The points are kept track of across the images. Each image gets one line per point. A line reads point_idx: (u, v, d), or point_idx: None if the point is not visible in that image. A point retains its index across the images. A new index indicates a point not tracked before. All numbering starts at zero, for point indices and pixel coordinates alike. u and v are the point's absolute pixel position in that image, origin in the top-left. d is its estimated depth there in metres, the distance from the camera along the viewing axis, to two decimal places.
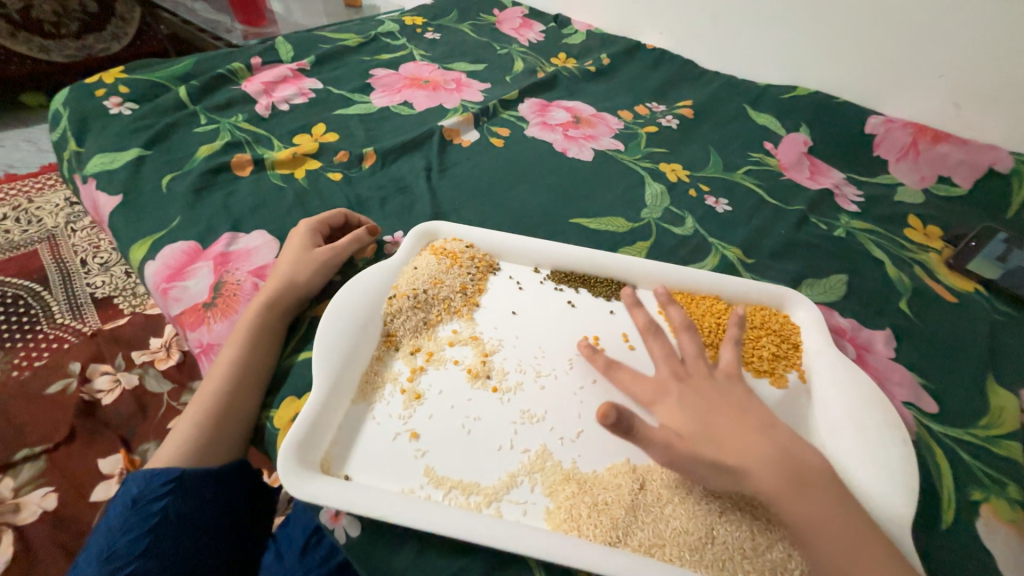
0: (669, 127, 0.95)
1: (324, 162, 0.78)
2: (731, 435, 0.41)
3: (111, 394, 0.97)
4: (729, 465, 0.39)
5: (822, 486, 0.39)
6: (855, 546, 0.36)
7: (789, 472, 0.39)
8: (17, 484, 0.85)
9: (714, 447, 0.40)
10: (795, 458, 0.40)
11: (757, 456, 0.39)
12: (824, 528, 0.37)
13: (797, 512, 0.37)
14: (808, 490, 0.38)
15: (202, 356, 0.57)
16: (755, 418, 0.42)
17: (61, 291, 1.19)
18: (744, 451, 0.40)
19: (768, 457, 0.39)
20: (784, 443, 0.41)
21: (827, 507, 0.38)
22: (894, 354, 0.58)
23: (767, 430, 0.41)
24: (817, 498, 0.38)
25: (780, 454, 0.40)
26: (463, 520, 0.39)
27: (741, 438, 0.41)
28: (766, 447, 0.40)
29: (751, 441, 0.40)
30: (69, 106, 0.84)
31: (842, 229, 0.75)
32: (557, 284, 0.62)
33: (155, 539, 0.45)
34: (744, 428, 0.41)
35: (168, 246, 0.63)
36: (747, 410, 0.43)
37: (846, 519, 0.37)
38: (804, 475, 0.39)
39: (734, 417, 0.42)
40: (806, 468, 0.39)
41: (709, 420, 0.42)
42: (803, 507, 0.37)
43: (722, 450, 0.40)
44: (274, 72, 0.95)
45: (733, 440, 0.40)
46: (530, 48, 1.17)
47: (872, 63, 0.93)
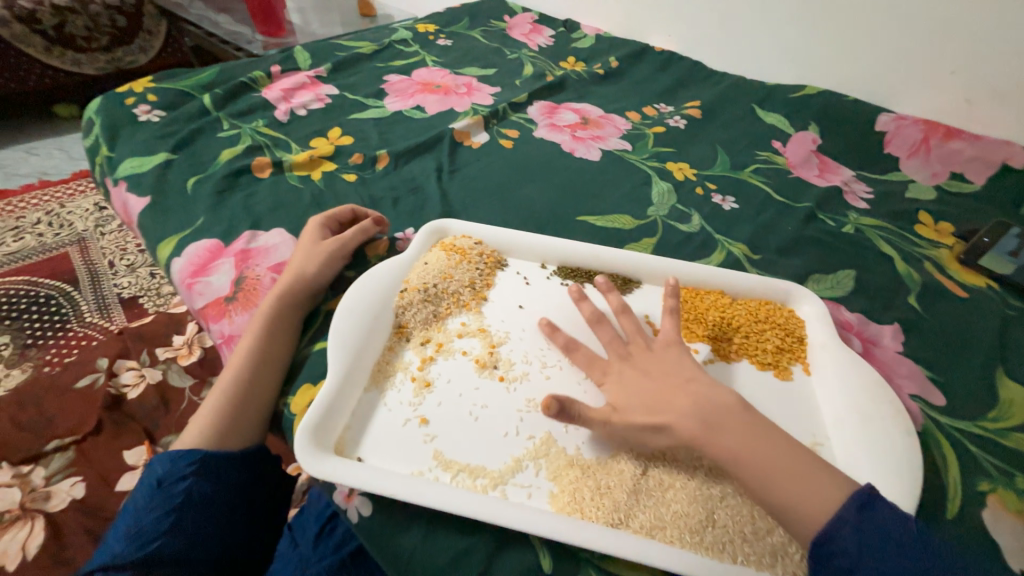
0: (676, 127, 0.96)
1: (339, 164, 0.81)
2: (656, 393, 0.45)
3: (136, 388, 1.01)
4: (653, 423, 0.43)
5: (737, 423, 0.42)
6: (780, 471, 0.39)
7: (705, 419, 0.42)
8: (48, 473, 0.89)
9: (639, 408, 0.44)
10: (709, 406, 0.43)
11: (678, 410, 0.43)
12: (750, 463, 0.40)
13: (719, 451, 0.41)
14: (723, 432, 0.41)
15: (223, 347, 0.59)
16: (678, 376, 0.46)
17: (90, 291, 1.24)
18: (666, 404, 0.44)
19: (684, 408, 0.43)
20: (696, 392, 0.44)
21: (749, 444, 0.40)
22: (902, 348, 0.58)
23: (686, 385, 0.45)
24: (739, 437, 0.41)
25: (694, 403, 0.43)
26: (469, 500, 0.40)
27: (662, 395, 0.45)
28: (683, 401, 0.44)
29: (672, 400, 0.44)
30: (101, 114, 0.88)
31: (851, 226, 0.75)
32: (563, 279, 0.64)
33: (179, 517, 0.47)
34: (668, 388, 0.45)
35: (192, 243, 0.67)
36: (672, 369, 0.47)
37: (768, 447, 0.40)
38: (717, 417, 0.42)
39: (660, 377, 0.46)
40: (719, 410, 0.43)
41: (635, 384, 0.46)
42: (723, 446, 0.40)
43: (649, 410, 0.44)
44: (293, 80, 0.99)
45: (653, 398, 0.44)
46: (540, 52, 1.20)
47: (883, 60, 0.93)
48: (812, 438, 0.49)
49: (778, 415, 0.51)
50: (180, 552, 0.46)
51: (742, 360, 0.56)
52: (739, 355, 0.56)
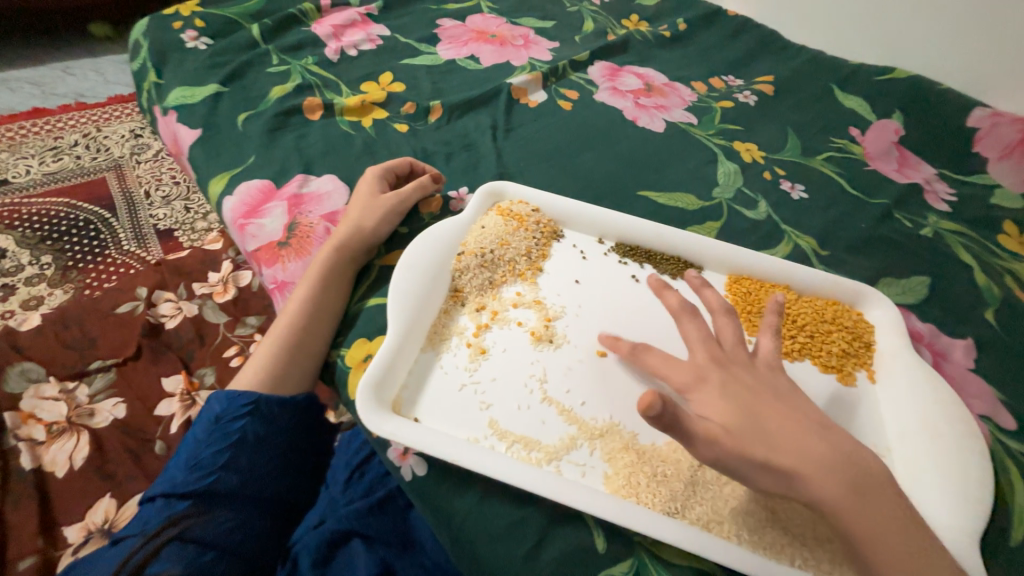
0: (746, 104, 0.89)
1: (391, 112, 0.77)
2: (781, 430, 0.36)
3: (174, 319, 1.01)
4: (781, 466, 0.35)
5: (880, 494, 0.35)
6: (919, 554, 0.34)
7: (850, 478, 0.35)
8: (92, 392, 0.90)
9: (764, 442, 0.36)
10: (853, 463, 0.36)
11: (817, 459, 0.35)
12: (891, 538, 0.34)
13: (859, 518, 0.34)
14: (868, 499, 0.35)
15: (275, 293, 0.59)
16: (809, 414, 0.38)
17: (128, 220, 1.25)
18: (799, 449, 0.36)
19: (829, 462, 0.35)
20: (839, 440, 0.37)
21: (892, 522, 0.35)
22: (974, 365, 0.55)
23: (823, 430, 0.37)
24: (880, 509, 0.35)
25: (839, 457, 0.36)
26: (526, 472, 0.40)
27: (791, 434, 0.36)
28: (825, 450, 0.36)
29: (806, 441, 0.36)
30: (148, 37, 0.85)
31: (929, 229, 0.70)
32: (622, 257, 0.61)
33: (234, 455, 0.48)
34: (797, 425, 0.37)
35: (244, 183, 0.65)
36: (797, 403, 0.38)
37: (907, 522, 0.35)
38: (865, 481, 0.35)
39: (785, 412, 0.37)
40: (865, 470, 0.36)
41: (756, 407, 0.37)
42: (866, 513, 0.34)
43: (776, 448, 0.36)
44: (343, 16, 0.93)
45: (783, 436, 0.36)
46: (602, 7, 1.11)
47: (989, 46, 0.84)
48: (870, 446, 0.48)
49: (838, 420, 0.50)
50: (233, 488, 0.48)
51: (803, 360, 0.54)
52: (802, 354, 0.54)
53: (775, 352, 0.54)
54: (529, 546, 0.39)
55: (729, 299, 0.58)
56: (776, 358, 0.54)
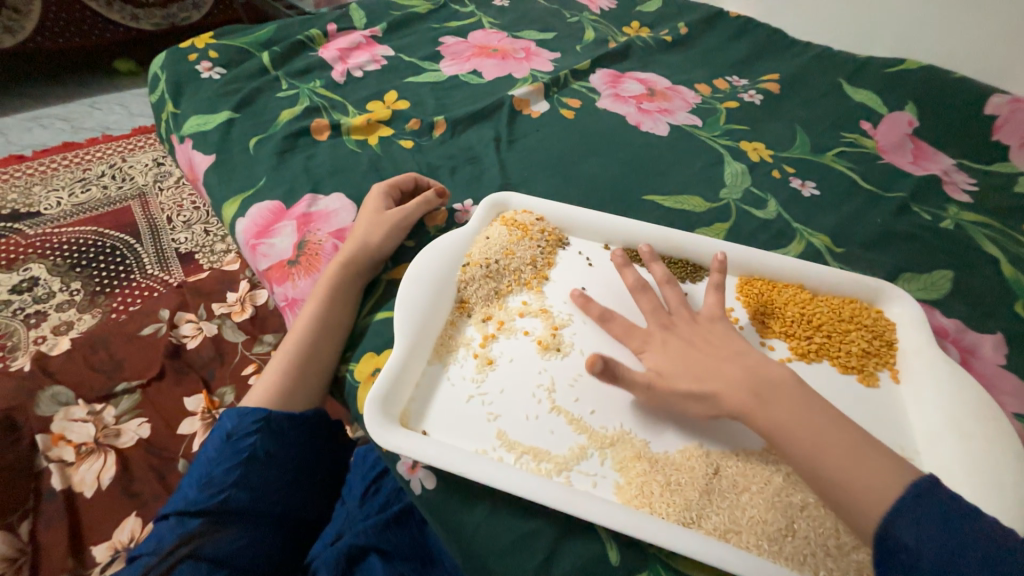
0: (751, 103, 0.88)
1: (396, 130, 0.79)
2: (704, 364, 0.44)
3: (195, 339, 1.04)
4: (702, 393, 0.42)
5: (788, 398, 0.40)
6: (836, 444, 0.37)
7: (752, 388, 0.41)
8: (118, 412, 0.93)
9: (686, 374, 0.44)
10: (759, 376, 0.42)
11: (729, 382, 0.42)
12: (799, 434, 0.38)
13: (767, 420, 0.39)
14: (774, 401, 0.40)
15: (286, 310, 0.60)
16: (729, 347, 0.45)
17: (151, 245, 1.30)
18: (717, 373, 0.43)
19: (737, 381, 0.42)
20: (750, 363, 0.43)
21: (804, 421, 0.39)
22: (1005, 361, 0.53)
23: (740, 356, 0.44)
24: (794, 409, 0.39)
25: (749, 373, 0.42)
26: (535, 483, 0.40)
27: (710, 365, 0.43)
28: (736, 370, 0.43)
29: (719, 368, 0.43)
30: (166, 70, 0.89)
31: (950, 221, 0.68)
32: (628, 262, 0.60)
33: (245, 472, 0.49)
34: (716, 356, 0.44)
35: (255, 205, 0.67)
36: (722, 341, 0.46)
37: (823, 426, 0.38)
38: (772, 388, 0.41)
39: (707, 349, 0.45)
40: (773, 383, 0.41)
41: (686, 350, 0.45)
42: (774, 416, 0.39)
43: (697, 377, 0.43)
44: (349, 39, 0.96)
45: (701, 368, 0.43)
46: (602, 16, 1.12)
47: (1006, 31, 0.81)
48: (898, 450, 0.46)
49: (862, 422, 0.48)
50: (245, 505, 0.48)
51: (821, 361, 0.52)
52: (819, 356, 0.52)
53: (791, 354, 0.53)
54: (541, 559, 0.38)
55: (741, 301, 0.57)
56: (792, 360, 0.52)
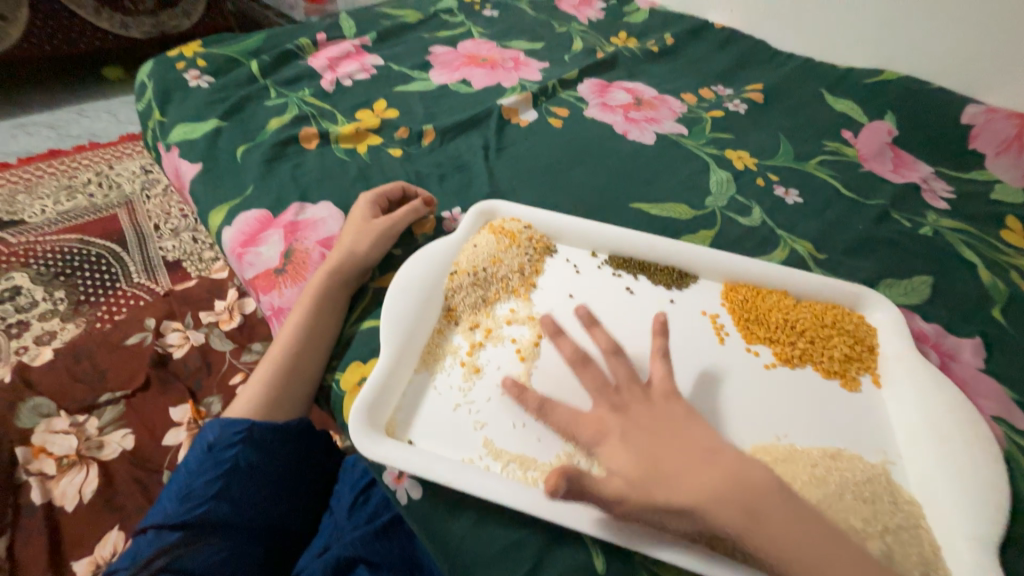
0: (736, 112, 0.90)
1: (385, 138, 0.79)
2: (679, 468, 0.36)
3: (181, 349, 1.02)
4: (684, 508, 0.35)
5: (780, 511, 0.35)
6: (843, 573, 0.33)
7: (741, 504, 0.34)
8: (101, 424, 0.91)
9: (662, 484, 0.36)
10: (745, 485, 0.35)
11: (712, 494, 0.35)
12: (799, 559, 0.33)
13: (763, 545, 0.34)
14: (767, 519, 0.34)
15: (273, 319, 0.60)
16: (698, 444, 0.38)
17: (137, 253, 1.28)
18: (697, 487, 0.35)
19: (722, 497, 0.35)
20: (727, 466, 0.36)
21: (800, 539, 0.34)
22: (983, 365, 0.54)
23: (714, 455, 0.37)
24: (791, 528, 0.34)
25: (733, 484, 0.35)
26: (521, 492, 0.40)
27: (686, 469, 0.36)
28: (717, 480, 0.35)
29: (698, 473, 0.36)
30: (153, 78, 0.89)
31: (929, 227, 0.69)
32: (615, 269, 0.61)
33: (227, 483, 0.48)
34: (689, 456, 0.37)
35: (242, 213, 0.67)
36: (690, 435, 0.38)
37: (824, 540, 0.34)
38: (760, 501, 0.35)
39: (674, 444, 0.38)
40: (761, 492, 0.35)
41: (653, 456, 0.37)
42: (770, 541, 0.33)
43: (674, 488, 0.36)
44: (339, 48, 0.97)
45: (676, 474, 0.36)
46: (590, 27, 1.14)
47: (978, 45, 0.84)
48: (880, 454, 0.47)
49: (845, 427, 0.48)
50: (227, 516, 0.48)
51: (804, 366, 0.53)
52: (802, 361, 0.53)
53: (775, 359, 0.53)
54: (526, 568, 0.38)
55: (726, 308, 0.58)
56: (776, 366, 0.53)
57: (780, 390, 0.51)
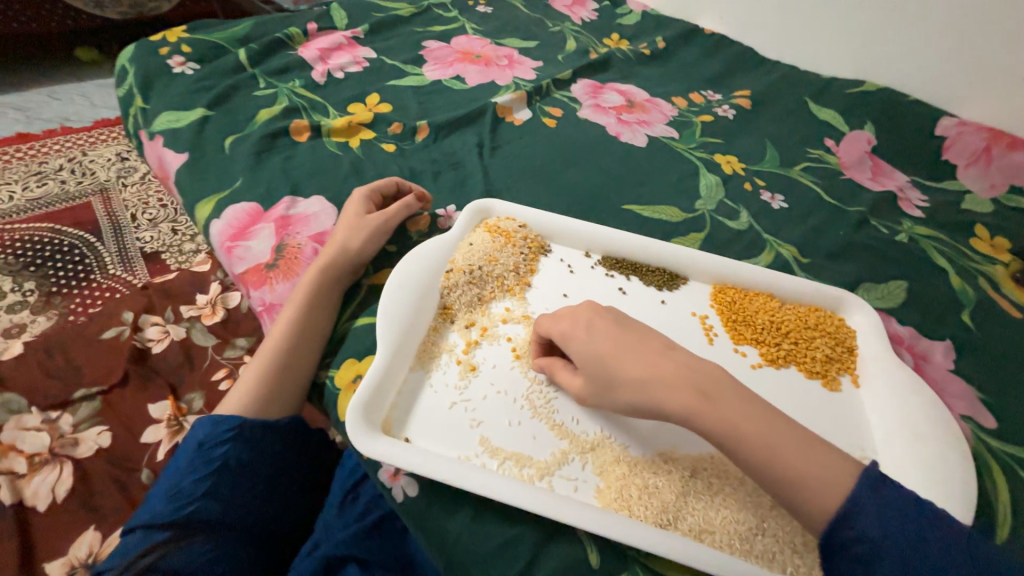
0: (725, 117, 0.92)
1: (378, 133, 0.78)
2: (636, 358, 0.40)
3: (161, 343, 0.99)
4: (636, 384, 0.39)
5: (729, 393, 0.37)
6: (777, 440, 0.35)
7: (695, 385, 0.38)
8: (76, 421, 0.88)
9: (616, 365, 0.40)
10: (696, 371, 0.39)
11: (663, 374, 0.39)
12: (743, 427, 0.36)
13: (708, 418, 0.36)
14: (717, 400, 0.37)
15: (264, 315, 0.59)
16: (657, 342, 0.42)
17: (113, 243, 1.24)
18: (651, 371, 0.39)
19: (672, 379, 0.38)
20: (683, 360, 0.40)
21: (744, 413, 0.36)
22: (953, 366, 0.57)
23: (669, 351, 0.41)
24: (736, 407, 0.36)
25: (684, 372, 0.39)
26: (518, 489, 0.40)
27: (641, 357, 0.40)
28: (670, 366, 0.39)
29: (650, 359, 0.40)
30: (134, 63, 0.86)
31: (904, 234, 0.72)
32: (608, 270, 0.62)
33: (216, 482, 0.48)
34: (644, 348, 0.41)
35: (231, 206, 0.66)
36: (649, 335, 0.43)
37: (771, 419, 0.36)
38: (710, 386, 0.38)
39: (636, 339, 0.42)
40: (711, 378, 0.38)
41: (618, 342, 0.41)
42: (716, 414, 0.36)
43: (628, 371, 0.40)
44: (330, 39, 0.95)
45: (630, 359, 0.40)
46: (583, 27, 1.14)
47: (953, 60, 0.87)
48: (858, 451, 0.49)
49: (826, 426, 0.50)
50: (216, 516, 0.47)
51: (789, 366, 0.55)
52: (787, 361, 0.55)
53: (761, 359, 0.55)
54: (522, 565, 0.39)
55: (715, 309, 0.59)
56: (762, 366, 0.55)
57: (766, 389, 0.52)
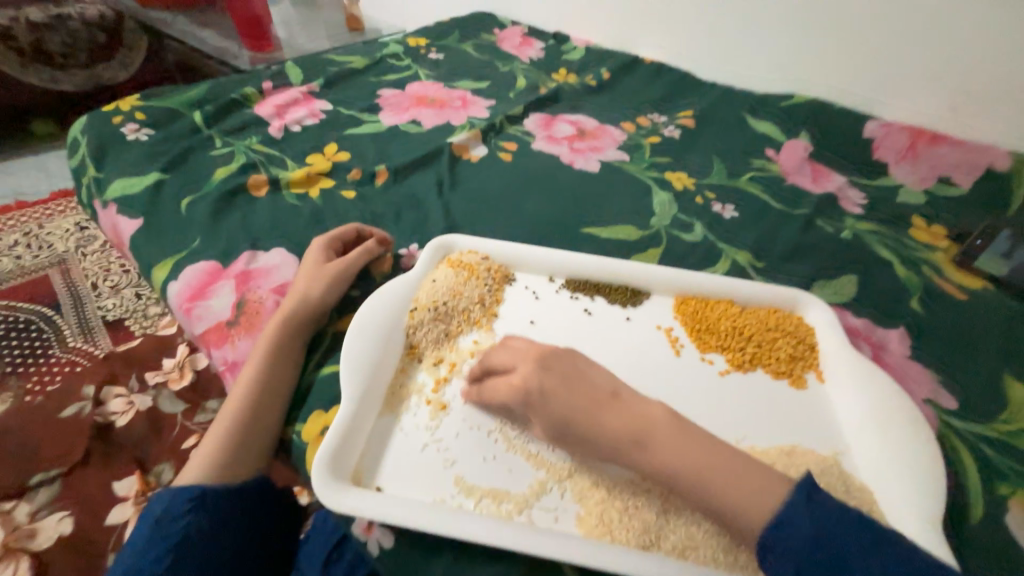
0: (671, 137, 0.97)
1: (337, 180, 0.80)
2: (584, 417, 0.40)
3: (125, 415, 0.95)
4: (589, 440, 0.41)
5: (671, 436, 0.39)
6: (720, 480, 0.36)
7: (638, 437, 0.39)
8: (33, 508, 0.83)
9: (569, 429, 0.41)
10: (639, 421, 0.40)
11: (610, 434, 0.40)
12: (684, 473, 0.37)
13: (654, 466, 0.38)
14: (654, 448, 0.38)
15: (227, 374, 0.57)
16: (601, 388, 0.42)
17: (73, 314, 1.20)
18: (598, 428, 0.40)
19: (616, 435, 0.39)
20: (626, 409, 0.40)
21: (687, 456, 0.38)
22: (909, 352, 0.59)
23: (613, 401, 0.41)
24: (681, 450, 0.38)
25: (627, 422, 0.40)
26: (497, 528, 0.39)
27: (586, 417, 0.40)
28: (614, 418, 0.40)
29: (598, 416, 0.40)
30: (87, 133, 0.86)
31: (848, 231, 0.76)
32: (573, 292, 0.63)
33: (178, 557, 0.45)
34: (593, 404, 0.41)
35: (189, 266, 0.65)
36: (594, 381, 0.42)
37: (714, 455, 0.38)
38: (650, 435, 0.39)
39: (580, 393, 0.41)
40: (652, 424, 0.39)
41: (567, 404, 0.41)
42: (661, 461, 0.38)
43: (580, 435, 0.41)
44: (285, 95, 0.97)
45: (583, 423, 0.40)
46: (532, 65, 1.21)
47: (868, 69, 0.95)
48: (830, 447, 0.50)
49: (797, 425, 0.51)
50: None
51: (755, 370, 0.56)
52: (753, 365, 0.56)
53: (728, 365, 0.56)
54: None
55: (680, 320, 0.61)
56: (730, 372, 0.56)
57: (736, 395, 0.53)
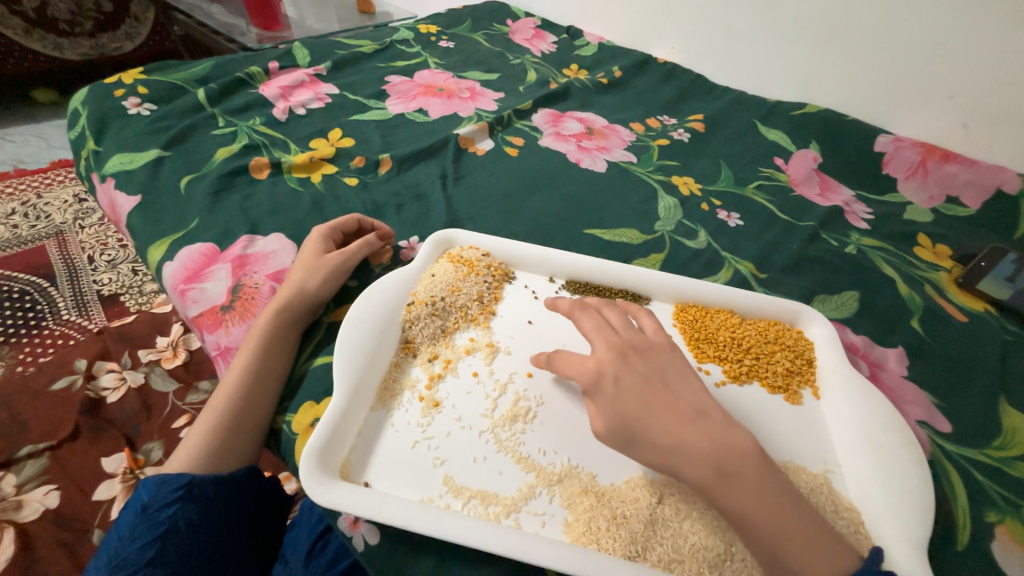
0: (680, 140, 0.95)
1: (340, 167, 0.78)
2: (658, 428, 0.39)
3: (116, 392, 0.94)
4: (661, 450, 0.38)
5: (754, 473, 0.37)
6: (788, 531, 0.35)
7: (719, 464, 0.37)
8: (20, 481, 0.82)
9: (645, 435, 0.39)
10: (727, 446, 0.38)
11: (687, 454, 0.38)
12: (758, 514, 0.36)
13: (725, 501, 0.36)
14: (736, 480, 0.37)
15: (219, 359, 0.57)
16: (687, 406, 0.40)
17: (68, 287, 1.18)
18: (678, 440, 0.38)
19: (699, 452, 0.37)
20: (713, 431, 0.39)
21: (766, 500, 0.36)
22: (907, 372, 0.59)
23: (697, 417, 0.40)
24: (759, 493, 0.36)
25: (712, 445, 0.38)
26: (483, 530, 0.39)
27: (665, 431, 0.39)
28: (697, 437, 0.38)
29: (682, 430, 0.39)
30: (87, 105, 0.84)
31: (853, 246, 0.76)
32: (572, 294, 0.62)
33: (163, 546, 0.45)
34: (674, 417, 0.39)
35: (185, 248, 0.64)
36: (679, 395, 0.41)
37: (789, 504, 0.37)
38: (732, 463, 0.37)
39: (661, 407, 0.40)
40: (736, 454, 0.38)
41: (642, 402, 0.40)
42: (734, 497, 0.36)
43: (652, 445, 0.39)
44: (291, 77, 0.96)
45: (660, 431, 0.39)
46: (543, 59, 1.19)
47: (882, 83, 0.93)
48: (821, 465, 0.50)
49: (790, 439, 0.51)
50: None
51: (752, 382, 0.56)
52: (750, 377, 0.56)
53: (725, 376, 0.56)
54: None
55: (678, 328, 0.60)
56: (726, 383, 0.55)
57: (731, 407, 0.53)
